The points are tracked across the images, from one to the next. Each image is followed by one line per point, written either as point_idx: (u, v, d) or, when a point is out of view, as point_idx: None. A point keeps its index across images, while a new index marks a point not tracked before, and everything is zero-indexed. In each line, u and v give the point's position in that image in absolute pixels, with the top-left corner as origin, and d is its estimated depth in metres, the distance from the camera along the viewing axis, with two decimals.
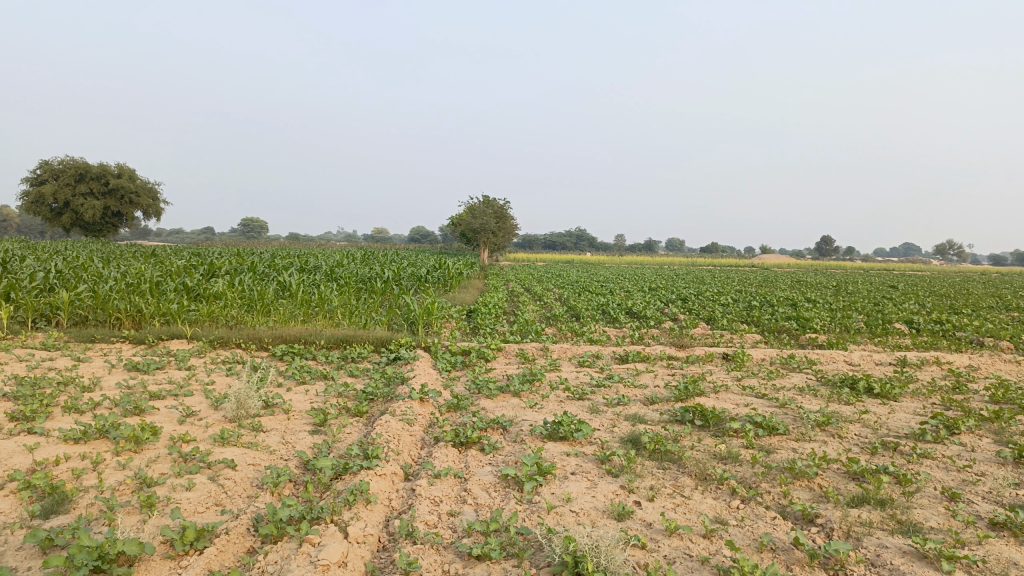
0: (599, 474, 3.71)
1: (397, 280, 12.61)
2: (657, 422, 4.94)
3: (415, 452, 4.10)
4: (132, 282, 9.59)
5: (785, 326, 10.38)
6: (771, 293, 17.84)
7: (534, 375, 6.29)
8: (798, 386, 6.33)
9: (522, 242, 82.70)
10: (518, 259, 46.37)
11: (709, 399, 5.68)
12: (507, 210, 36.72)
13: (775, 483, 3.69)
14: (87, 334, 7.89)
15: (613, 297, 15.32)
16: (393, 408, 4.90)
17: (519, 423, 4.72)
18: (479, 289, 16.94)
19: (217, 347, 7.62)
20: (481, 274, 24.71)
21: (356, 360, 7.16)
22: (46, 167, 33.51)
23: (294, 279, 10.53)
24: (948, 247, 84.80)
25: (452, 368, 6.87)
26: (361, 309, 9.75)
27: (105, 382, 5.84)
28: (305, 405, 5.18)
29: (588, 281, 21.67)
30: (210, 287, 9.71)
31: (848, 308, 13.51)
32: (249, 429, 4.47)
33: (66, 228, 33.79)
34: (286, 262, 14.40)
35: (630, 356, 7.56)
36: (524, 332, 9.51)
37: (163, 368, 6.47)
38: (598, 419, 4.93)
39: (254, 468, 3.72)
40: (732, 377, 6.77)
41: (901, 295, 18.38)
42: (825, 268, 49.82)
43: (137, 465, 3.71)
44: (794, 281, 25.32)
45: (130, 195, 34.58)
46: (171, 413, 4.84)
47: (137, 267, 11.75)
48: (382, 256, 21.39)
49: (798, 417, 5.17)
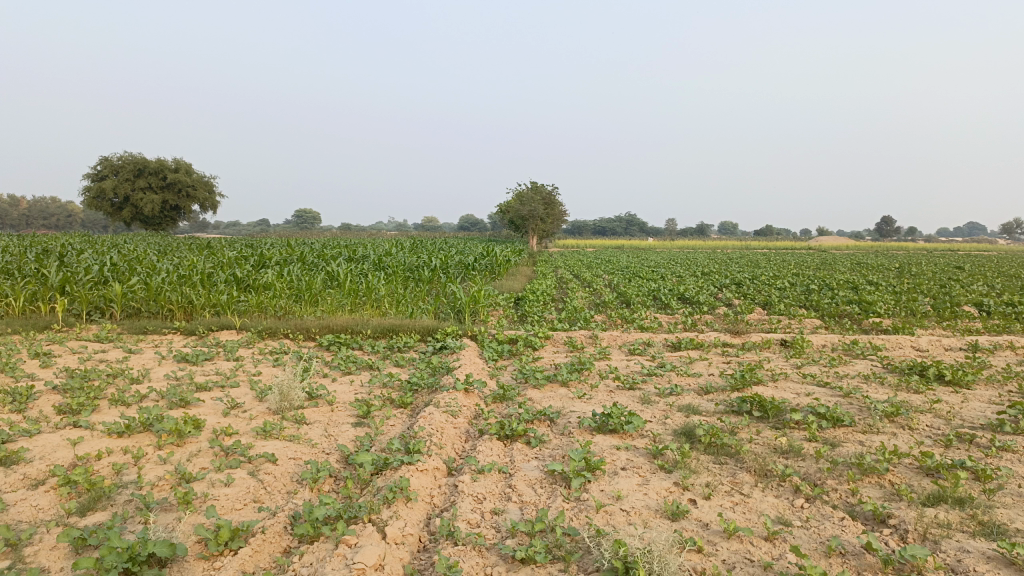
0: (651, 469, 3.52)
1: (445, 268, 12.53)
2: (712, 413, 4.71)
3: (460, 446, 3.96)
4: (183, 273, 9.68)
5: (845, 311, 9.96)
6: (829, 276, 17.24)
7: (583, 364, 6.10)
8: (862, 374, 6.01)
9: (571, 229, 82.15)
10: (568, 245, 46.02)
11: (767, 389, 5.42)
12: (555, 197, 36.50)
13: (841, 480, 3.45)
14: (139, 326, 7.97)
15: (665, 282, 14.98)
16: (437, 399, 4.77)
17: (567, 415, 4.55)
18: (528, 276, 16.79)
19: (265, 337, 7.62)
20: (530, 261, 24.57)
21: (402, 350, 7.07)
22: (106, 163, 34.44)
23: (342, 269, 10.52)
24: (1016, 226, 81.25)
25: (499, 357, 6.73)
26: (408, 298, 9.67)
27: (154, 374, 5.86)
28: (350, 396, 5.09)
29: (638, 266, 21.34)
30: (258, 278, 9.75)
31: (913, 291, 12.93)
32: (291, 421, 4.39)
33: (126, 222, 34.72)
34: (334, 252, 14.46)
35: (683, 343, 7.30)
36: (573, 319, 9.31)
37: (212, 360, 6.47)
38: (649, 410, 4.73)
39: (294, 462, 3.63)
40: (791, 364, 6.47)
41: (968, 276, 17.57)
42: (885, 248, 48.21)
43: (178, 459, 3.66)
44: (856, 263, 24.42)
45: (187, 189, 35.37)
46: (216, 405, 4.81)
47: (190, 259, 11.89)
48: (430, 244, 21.37)
49: (864, 407, 4.89)
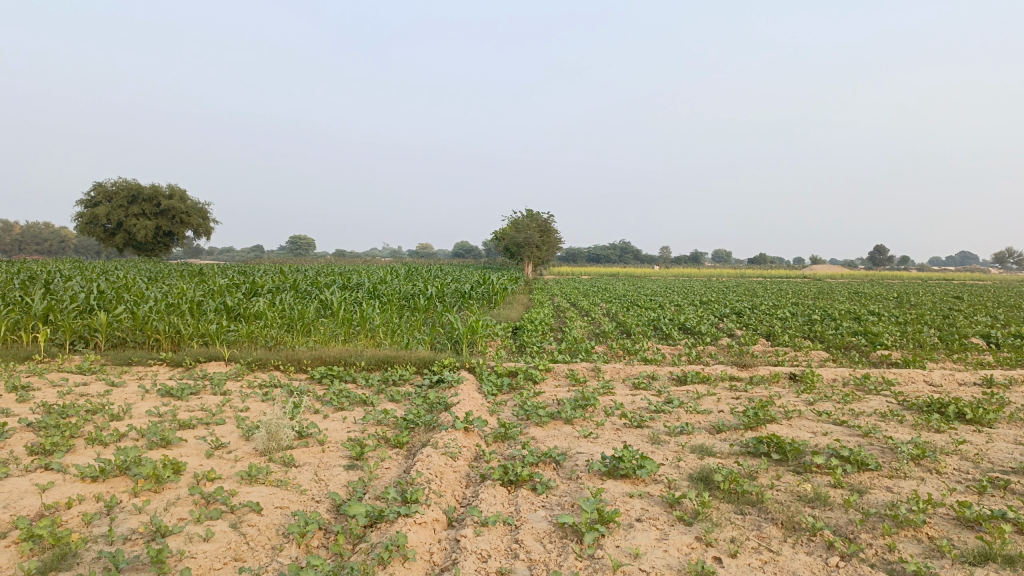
0: (668, 521, 3.25)
1: (441, 297, 12.28)
2: (728, 455, 4.44)
3: (460, 493, 3.68)
4: (172, 302, 9.40)
5: (851, 343, 9.72)
6: (828, 305, 17.02)
7: (587, 400, 5.82)
8: (879, 412, 5.75)
9: (566, 256, 82.18)
10: (563, 273, 45.87)
11: (782, 428, 5.15)
12: (551, 225, 36.43)
13: (875, 533, 3.18)
14: (124, 357, 7.67)
15: (664, 311, 14.74)
16: (435, 440, 4.48)
17: (574, 457, 4.28)
18: (525, 305, 16.56)
19: (255, 369, 7.33)
20: (526, 288, 24.36)
21: (398, 383, 6.78)
22: (100, 189, 34.22)
23: (335, 298, 10.25)
24: (1008, 255, 81.52)
25: (498, 392, 6.45)
26: (404, 328, 9.39)
27: (136, 409, 5.56)
28: (342, 435, 4.80)
29: (635, 295, 21.11)
30: (250, 306, 9.47)
31: (916, 321, 12.70)
32: (280, 464, 4.10)
33: (119, 248, 34.42)
34: (328, 279, 14.22)
35: (688, 377, 7.04)
36: (574, 350, 9.05)
37: (198, 394, 6.17)
38: (660, 451, 4.45)
39: (281, 512, 3.33)
40: (803, 400, 6.21)
41: (969, 307, 17.39)
42: (881, 277, 48.12)
43: (155, 508, 3.37)
44: (853, 293, 24.25)
45: (180, 215, 35.16)
46: (200, 445, 4.51)
47: (180, 287, 11.61)
48: (425, 271, 21.13)
49: (887, 449, 4.62)
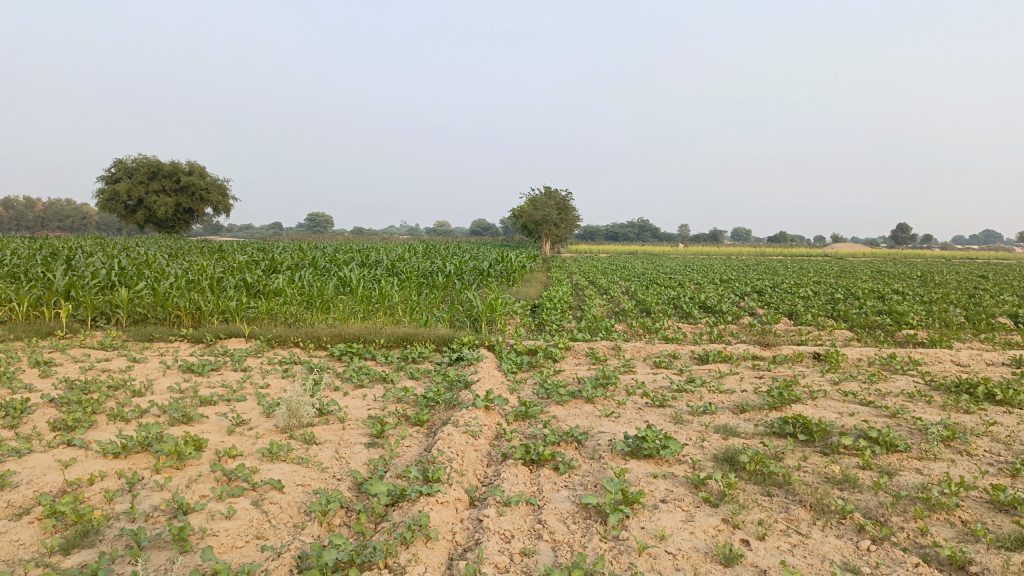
0: (694, 502, 3.19)
1: (459, 274, 12.23)
2: (752, 435, 4.37)
3: (482, 472, 3.64)
4: (193, 278, 9.42)
5: (876, 322, 9.58)
6: (850, 284, 16.79)
7: (608, 379, 5.76)
8: (906, 392, 5.65)
9: (584, 234, 81.86)
10: (581, 250, 45.67)
11: (807, 408, 5.07)
12: (569, 202, 36.25)
13: (907, 517, 3.11)
14: (145, 333, 7.70)
15: (684, 290, 14.61)
16: (456, 418, 4.45)
17: (597, 436, 4.23)
18: (543, 283, 16.50)
19: (275, 346, 7.33)
20: (544, 267, 24.28)
21: (417, 361, 6.75)
22: (121, 166, 34.40)
23: (354, 275, 10.24)
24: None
25: (518, 370, 6.41)
26: (423, 305, 9.36)
27: (157, 385, 5.58)
28: (362, 413, 4.78)
29: (654, 273, 20.96)
30: (269, 283, 9.48)
31: (941, 301, 12.49)
32: (300, 441, 4.08)
33: (140, 225, 34.66)
34: (347, 257, 14.20)
35: (710, 356, 6.96)
36: (593, 329, 8.98)
37: (218, 370, 6.18)
38: (684, 431, 4.39)
39: (302, 490, 3.31)
40: (827, 381, 6.12)
41: (996, 286, 17.09)
42: (905, 256, 47.46)
43: (177, 485, 3.37)
44: (876, 271, 23.93)
45: (200, 192, 35.33)
46: (221, 421, 4.51)
47: (201, 264, 11.65)
48: (444, 249, 21.08)
49: (915, 430, 4.53)
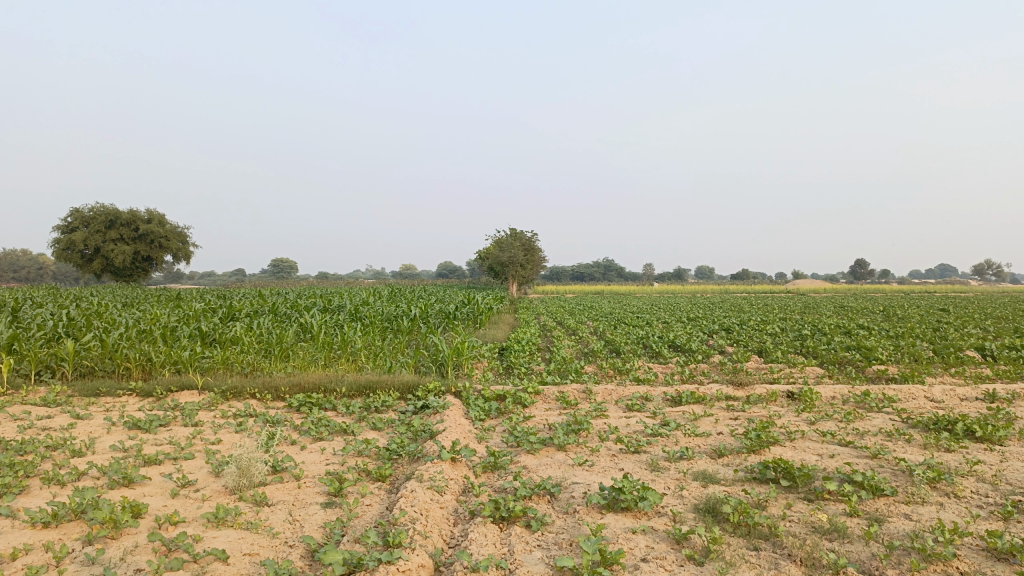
0: (677, 560, 2.96)
1: (425, 318, 11.96)
2: (732, 481, 4.17)
3: (447, 532, 3.38)
4: (145, 328, 9.02)
5: (846, 358, 9.50)
6: (817, 320, 16.85)
7: (580, 425, 5.52)
8: (884, 431, 5.50)
9: (551, 275, 82.10)
10: (546, 292, 45.57)
11: (786, 450, 4.89)
12: (535, 243, 36.27)
13: (903, 570, 2.91)
14: (91, 387, 7.29)
15: (652, 329, 14.47)
16: (420, 472, 4.17)
17: (570, 488, 3.98)
18: (511, 325, 16.28)
19: (230, 397, 6.98)
20: (511, 309, 24.06)
21: (380, 410, 6.45)
22: (76, 215, 33.63)
23: (315, 321, 9.92)
24: (987, 268, 82.24)
25: (486, 417, 6.15)
26: (387, 350, 9.07)
27: (100, 444, 5.21)
28: (320, 469, 4.48)
29: (622, 312, 20.89)
30: (226, 332, 9.11)
31: (907, 334, 12.51)
32: (250, 503, 3.78)
33: (96, 274, 33.80)
34: (310, 302, 13.85)
35: (683, 397, 6.77)
36: (563, 371, 8.76)
37: (167, 426, 5.82)
38: (661, 480, 4.17)
39: (250, 560, 3.02)
40: (804, 420, 5.96)
41: (958, 319, 17.27)
42: (865, 291, 48.20)
43: (110, 558, 3.05)
44: (839, 306, 24.17)
45: (159, 239, 34.62)
46: (165, 483, 4.19)
47: (156, 312, 11.22)
48: (410, 292, 20.78)
49: (899, 472, 4.37)
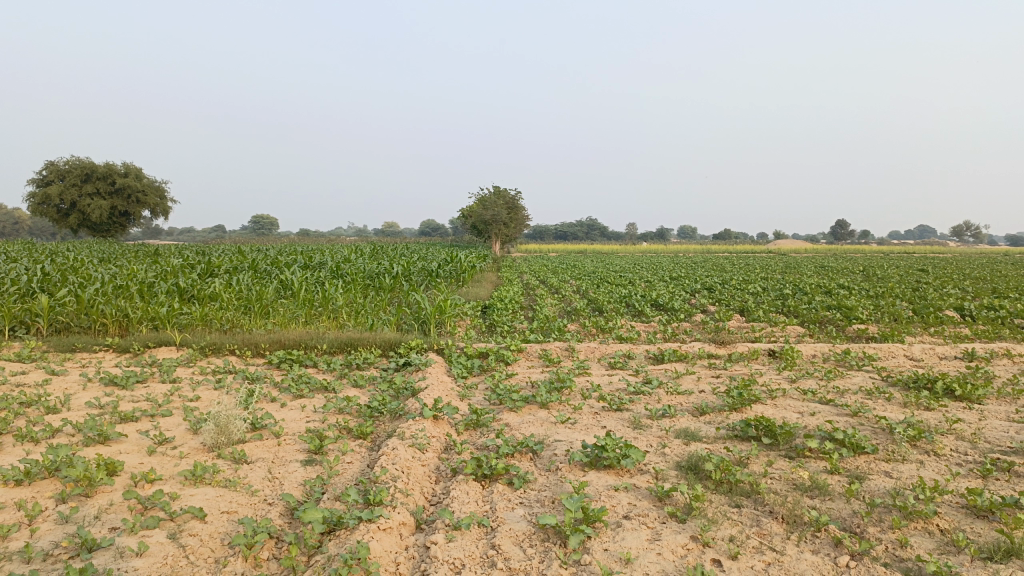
0: (660, 517, 2.95)
1: (407, 275, 11.87)
2: (714, 439, 4.17)
3: (429, 490, 3.35)
4: (122, 284, 8.87)
5: (827, 317, 9.55)
6: (799, 279, 16.93)
7: (562, 383, 5.50)
8: (865, 389, 5.54)
9: (534, 233, 81.91)
10: (529, 251, 45.48)
11: (768, 408, 4.90)
12: (519, 201, 36.04)
13: (883, 527, 2.92)
14: (66, 343, 7.17)
15: (635, 288, 14.49)
16: (401, 429, 4.14)
17: (552, 446, 3.97)
18: (494, 284, 16.24)
19: (209, 354, 6.90)
20: (495, 268, 23.97)
21: (362, 367, 6.40)
22: (51, 168, 32.94)
23: (296, 278, 9.80)
24: (965, 230, 83.08)
25: (468, 374, 6.12)
26: (369, 308, 8.99)
27: (75, 400, 5.13)
28: (301, 426, 4.43)
29: (605, 271, 20.86)
30: (205, 288, 8.98)
31: (886, 294, 12.62)
32: (229, 461, 3.73)
33: (73, 229, 33.24)
34: (291, 258, 13.68)
35: (666, 355, 6.78)
36: (546, 329, 8.74)
37: (145, 382, 5.73)
38: (644, 437, 4.17)
39: (228, 518, 2.98)
40: (785, 379, 5.98)
41: (938, 279, 17.43)
42: (846, 251, 48.56)
43: (84, 516, 2.99)
44: (821, 266, 24.32)
45: (137, 194, 34.00)
46: (142, 440, 4.13)
47: (133, 268, 11.04)
48: (392, 249, 20.63)
49: (880, 430, 4.40)
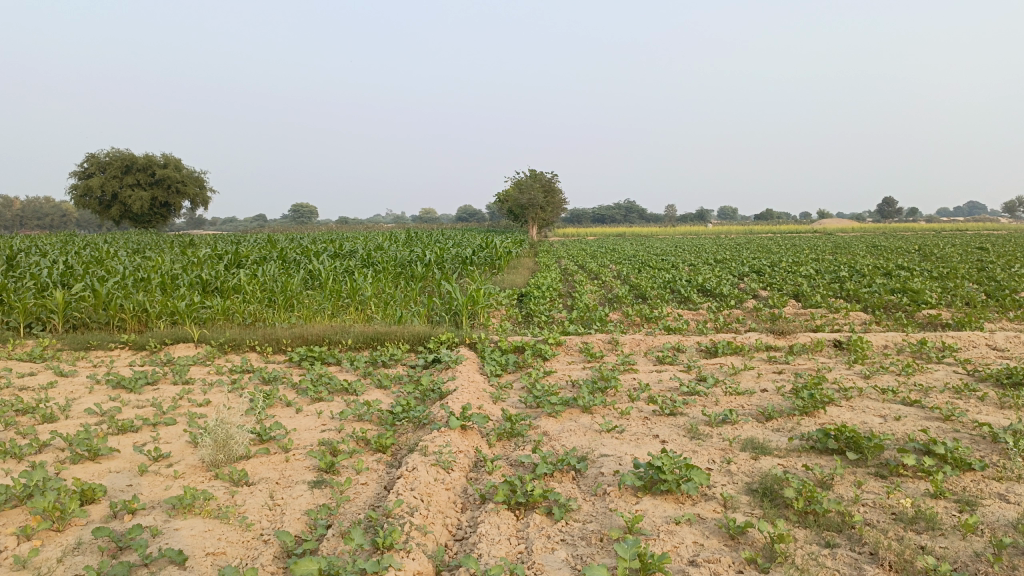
0: (736, 565, 2.39)
1: (440, 263, 11.38)
2: (787, 452, 3.57)
3: (453, 524, 2.83)
4: (143, 277, 8.50)
5: (892, 301, 8.80)
6: (854, 260, 16.05)
7: (607, 382, 4.94)
8: (953, 387, 4.86)
9: (572, 217, 81.09)
10: (568, 234, 44.67)
11: (844, 412, 4.28)
12: (555, 184, 35.29)
13: None
14: (81, 340, 6.81)
15: (679, 271, 13.86)
16: (424, 443, 3.61)
17: (598, 463, 3.41)
18: (532, 270, 15.69)
19: (227, 351, 6.49)
20: (532, 252, 23.43)
21: (388, 365, 5.90)
22: (92, 160, 33.12)
23: (323, 268, 9.35)
24: (1019, 206, 79.88)
25: (502, 372, 5.59)
26: (398, 298, 8.51)
27: (75, 407, 4.71)
28: (313, 438, 3.94)
29: (646, 255, 20.20)
30: (228, 280, 8.58)
31: (951, 275, 11.75)
32: (228, 482, 3.26)
33: (114, 220, 33.48)
34: (321, 247, 13.31)
35: (719, 347, 6.17)
36: (587, 318, 8.18)
37: (155, 384, 5.32)
38: (704, 451, 3.60)
39: (213, 563, 2.50)
40: (857, 374, 5.33)
41: (1006, 258, 16.36)
42: (894, 229, 47.03)
43: (46, 558, 2.53)
44: (872, 246, 23.19)
45: (176, 185, 34.11)
46: (137, 456, 3.69)
47: (159, 259, 10.72)
48: (427, 236, 20.15)
49: (983, 440, 3.75)
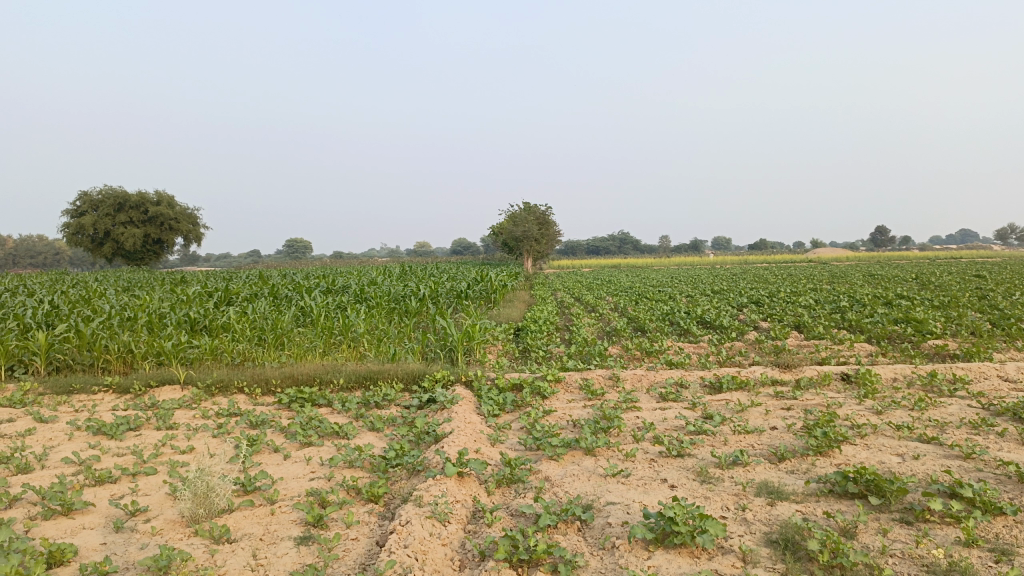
0: None
1: (435, 297, 11.19)
2: (805, 497, 3.36)
3: None
4: (130, 317, 8.28)
5: (896, 331, 8.62)
6: (852, 290, 15.92)
7: (609, 422, 4.73)
8: (971, 422, 4.66)
9: (566, 249, 81.18)
10: (563, 266, 44.59)
11: (859, 451, 4.07)
12: (550, 217, 35.25)
13: None
14: (64, 384, 6.58)
15: (676, 303, 13.67)
16: (418, 493, 3.40)
17: (605, 512, 3.20)
18: (528, 303, 15.50)
19: (215, 393, 6.26)
20: (528, 285, 23.25)
21: (381, 406, 5.68)
22: (85, 199, 33.01)
23: (315, 305, 9.15)
24: (1010, 233, 80.32)
25: (500, 412, 5.38)
26: (392, 335, 8.30)
27: (51, 456, 4.47)
28: (301, 488, 3.72)
29: (642, 286, 20.03)
30: (217, 319, 8.36)
31: (953, 304, 11.61)
32: (208, 539, 3.03)
33: (107, 258, 33.27)
34: (314, 282, 13.11)
35: (724, 382, 5.97)
36: (585, 352, 7.98)
37: (137, 430, 5.09)
38: (717, 496, 3.38)
39: None
40: (868, 410, 5.13)
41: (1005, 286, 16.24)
42: (888, 257, 47.10)
43: None
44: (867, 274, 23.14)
45: (169, 222, 33.98)
46: (112, 510, 3.46)
47: (148, 297, 10.51)
48: (421, 271, 19.96)
49: (1009, 480, 3.55)
